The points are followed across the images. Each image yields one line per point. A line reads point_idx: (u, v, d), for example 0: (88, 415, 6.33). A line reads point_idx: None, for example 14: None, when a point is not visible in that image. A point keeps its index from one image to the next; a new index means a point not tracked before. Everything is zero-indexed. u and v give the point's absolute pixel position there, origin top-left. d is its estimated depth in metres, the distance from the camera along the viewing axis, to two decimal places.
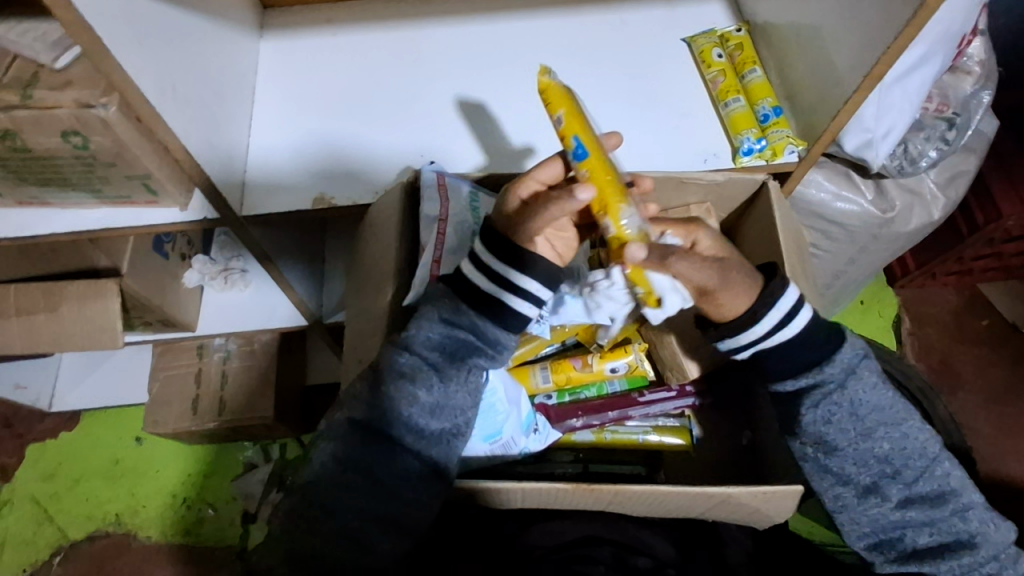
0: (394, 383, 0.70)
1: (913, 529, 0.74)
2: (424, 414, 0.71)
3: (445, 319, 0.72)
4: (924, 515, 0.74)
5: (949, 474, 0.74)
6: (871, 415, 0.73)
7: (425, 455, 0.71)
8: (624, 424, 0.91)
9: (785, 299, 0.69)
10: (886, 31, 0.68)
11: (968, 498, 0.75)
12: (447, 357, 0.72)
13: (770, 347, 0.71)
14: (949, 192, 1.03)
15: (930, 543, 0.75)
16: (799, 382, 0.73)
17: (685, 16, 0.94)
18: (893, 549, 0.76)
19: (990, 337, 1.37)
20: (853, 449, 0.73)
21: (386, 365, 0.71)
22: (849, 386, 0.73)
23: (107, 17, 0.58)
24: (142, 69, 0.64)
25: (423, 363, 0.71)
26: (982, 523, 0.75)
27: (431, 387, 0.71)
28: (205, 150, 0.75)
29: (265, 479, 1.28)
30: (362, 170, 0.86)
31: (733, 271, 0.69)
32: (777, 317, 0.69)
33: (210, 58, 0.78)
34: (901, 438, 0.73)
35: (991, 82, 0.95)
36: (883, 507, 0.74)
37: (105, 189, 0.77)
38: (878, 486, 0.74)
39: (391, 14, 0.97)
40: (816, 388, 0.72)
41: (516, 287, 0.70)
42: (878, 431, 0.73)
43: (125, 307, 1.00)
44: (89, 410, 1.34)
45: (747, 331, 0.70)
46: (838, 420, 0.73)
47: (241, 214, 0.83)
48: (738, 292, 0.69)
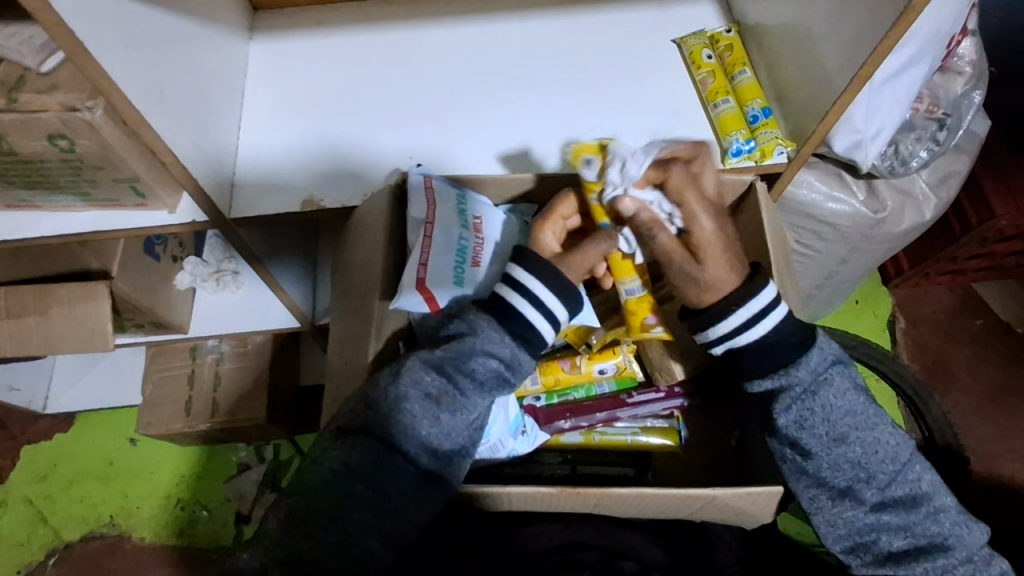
0: (418, 401, 0.71)
1: (888, 533, 0.74)
2: (442, 436, 0.71)
3: (489, 349, 0.73)
4: (898, 518, 0.74)
5: (919, 476, 0.75)
6: (841, 419, 0.73)
7: (434, 475, 0.71)
8: (613, 425, 0.92)
9: (758, 300, 0.71)
10: (874, 32, 0.68)
11: (938, 500, 0.75)
12: (475, 382, 0.73)
13: (741, 346, 0.73)
14: (940, 192, 1.03)
15: (906, 546, 0.74)
16: (769, 383, 0.73)
17: (675, 17, 0.94)
18: (869, 553, 0.75)
19: (983, 336, 1.37)
20: (831, 453, 0.73)
21: (412, 381, 0.71)
22: (819, 390, 0.73)
23: (92, 21, 0.58)
24: (128, 73, 0.63)
25: (451, 385, 0.72)
26: (954, 525, 0.75)
27: (453, 410, 0.71)
28: (194, 154, 0.75)
29: (258, 480, 1.28)
30: (353, 171, 0.86)
31: (711, 264, 0.72)
32: (745, 314, 0.71)
33: (198, 60, 0.77)
34: (873, 442, 0.74)
35: (982, 82, 0.95)
36: (858, 509, 0.74)
37: (92, 192, 0.77)
38: (855, 490, 0.74)
39: (382, 16, 0.97)
40: (785, 392, 0.73)
41: (518, 285, 0.74)
42: (851, 435, 0.73)
43: (117, 309, 1.00)
44: (83, 412, 1.34)
45: (717, 324, 0.72)
46: (811, 425, 0.73)
47: (230, 217, 0.83)
48: (712, 284, 0.72)
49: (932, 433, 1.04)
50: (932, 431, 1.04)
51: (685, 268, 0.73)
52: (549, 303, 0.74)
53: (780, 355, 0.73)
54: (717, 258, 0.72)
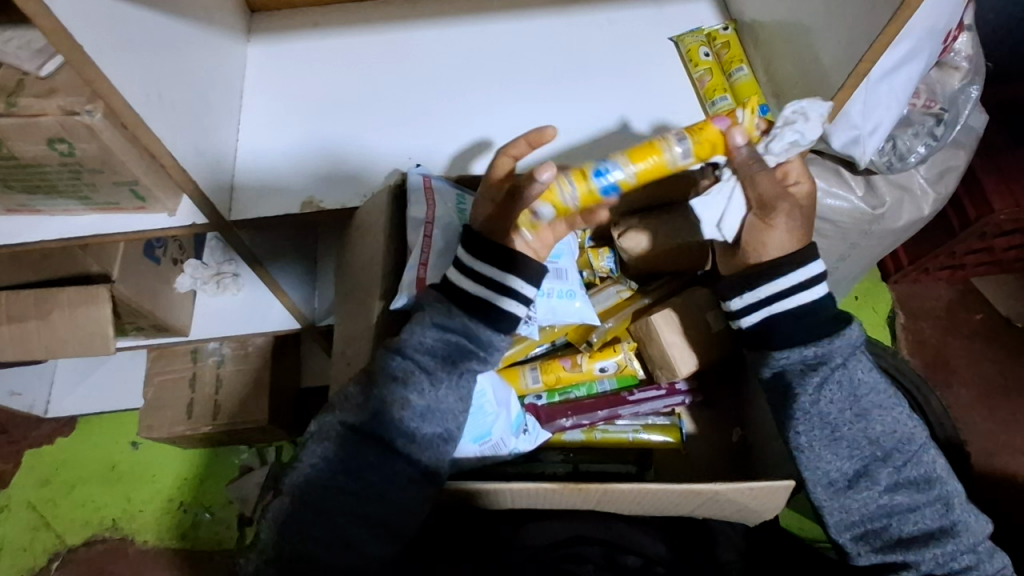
0: (388, 384, 0.70)
1: (899, 516, 0.74)
2: (413, 416, 0.70)
3: (448, 327, 0.72)
4: (909, 500, 0.74)
5: (934, 459, 0.75)
6: (866, 395, 0.75)
7: (410, 455, 0.70)
8: (614, 424, 0.92)
9: (816, 264, 0.74)
10: (870, 27, 0.68)
11: (951, 485, 0.75)
12: (441, 360, 0.72)
13: (783, 312, 0.74)
14: (939, 187, 1.03)
15: (914, 532, 0.74)
16: (804, 356, 0.74)
17: (672, 15, 0.95)
18: (879, 538, 0.75)
19: (983, 330, 1.37)
20: (851, 430, 0.74)
21: (380, 368, 0.71)
22: (850, 363, 0.75)
23: (90, 25, 0.58)
24: (127, 76, 0.63)
25: (418, 366, 0.71)
26: (964, 513, 0.75)
27: (421, 390, 0.71)
28: (193, 156, 0.75)
29: (260, 482, 1.28)
30: (352, 172, 0.86)
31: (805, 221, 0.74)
32: (803, 275, 0.73)
33: (195, 62, 0.77)
34: (893, 421, 0.75)
35: (979, 77, 0.95)
36: (872, 491, 0.74)
37: (93, 197, 0.77)
38: (869, 471, 0.74)
39: (379, 17, 0.97)
40: (821, 364, 0.74)
41: (507, 289, 0.72)
42: (873, 411, 0.75)
43: (118, 313, 1.00)
44: (85, 416, 1.34)
45: (771, 282, 0.74)
46: (838, 399, 0.74)
47: (229, 218, 0.83)
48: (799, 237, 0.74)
49: (933, 427, 1.04)
50: (932, 425, 1.04)
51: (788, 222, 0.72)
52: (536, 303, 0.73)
53: (803, 329, 0.74)
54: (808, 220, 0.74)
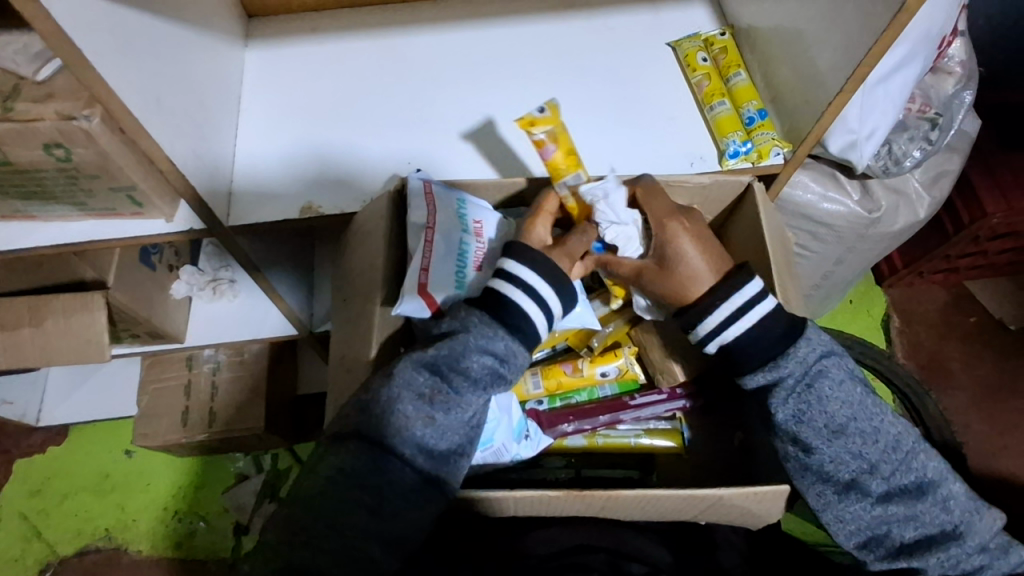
0: (411, 402, 0.69)
1: (899, 524, 0.74)
2: (437, 435, 0.70)
3: (482, 344, 0.71)
4: (906, 508, 0.73)
5: (924, 462, 0.75)
6: (840, 410, 0.73)
7: (432, 475, 0.69)
8: (616, 428, 0.91)
9: (741, 295, 0.74)
10: (867, 33, 0.69)
11: (946, 487, 0.74)
12: (469, 380, 0.71)
13: (731, 342, 0.74)
14: (933, 191, 1.04)
15: (917, 537, 0.74)
16: (764, 377, 0.74)
17: (669, 20, 0.95)
18: (882, 546, 0.75)
19: (977, 333, 1.38)
20: (831, 447, 0.73)
21: (402, 382, 0.70)
22: (814, 382, 0.73)
23: (89, 30, 0.58)
24: (125, 81, 0.63)
25: (443, 384, 0.70)
26: (963, 512, 0.74)
27: (447, 407, 0.70)
28: (191, 162, 0.74)
29: (257, 490, 1.27)
30: (352, 177, 0.86)
31: (687, 260, 0.76)
32: (730, 309, 0.73)
33: (192, 67, 0.77)
34: (873, 431, 0.73)
35: (972, 82, 0.96)
36: (865, 503, 0.74)
37: (89, 202, 0.76)
38: (860, 483, 0.73)
39: (377, 22, 0.97)
40: (779, 386, 0.73)
41: (511, 276, 0.73)
42: (850, 426, 0.73)
43: (113, 320, 0.99)
44: (77, 424, 1.33)
45: (703, 322, 0.75)
46: (811, 417, 0.73)
47: (228, 224, 0.82)
48: (695, 278, 0.76)
49: (929, 429, 1.04)
50: (930, 427, 1.05)
51: (660, 277, 0.77)
52: (544, 293, 0.73)
53: (775, 342, 0.73)
54: (693, 257, 0.76)
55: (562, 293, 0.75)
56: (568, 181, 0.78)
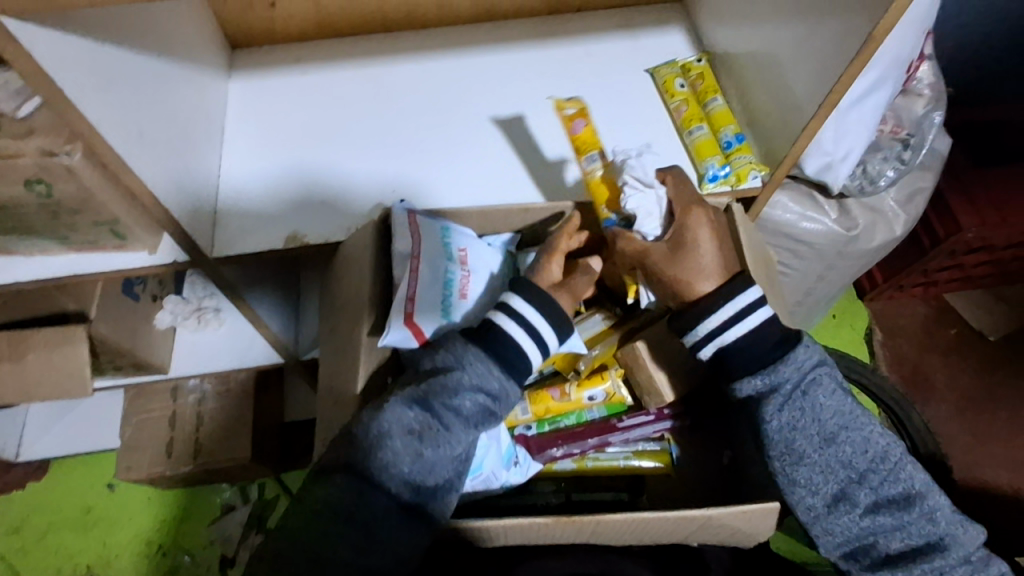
0: (400, 438, 0.68)
1: (885, 535, 0.74)
2: (426, 470, 0.69)
3: (476, 383, 0.71)
4: (893, 519, 0.73)
5: (912, 474, 0.74)
6: (830, 419, 0.74)
7: (420, 509, 0.69)
8: (605, 451, 0.91)
9: (744, 296, 0.74)
10: (837, 59, 0.71)
11: (934, 500, 0.74)
12: (459, 416, 0.70)
13: (729, 344, 0.75)
14: (909, 208, 1.06)
15: (902, 548, 0.74)
16: (757, 384, 0.75)
17: (648, 47, 0.98)
18: (867, 556, 0.75)
19: (958, 345, 1.41)
20: (821, 456, 0.74)
21: (392, 417, 0.68)
22: (808, 389, 0.75)
23: (69, 67, 0.58)
24: (106, 117, 0.63)
25: (433, 420, 0.69)
26: (949, 525, 0.74)
27: (436, 443, 0.69)
28: (174, 194, 0.74)
29: (244, 521, 1.25)
30: (338, 206, 0.87)
31: (704, 251, 0.75)
32: (733, 310, 0.74)
33: (175, 99, 0.77)
34: (863, 442, 0.74)
35: (941, 103, 0.98)
36: (853, 515, 0.73)
37: (71, 236, 0.75)
38: (848, 494, 0.74)
39: (360, 51, 0.98)
40: (775, 392, 0.75)
41: (503, 305, 0.75)
42: (841, 435, 0.74)
43: (95, 352, 0.98)
44: (58, 459, 1.30)
45: (705, 321, 0.74)
46: (803, 425, 0.74)
47: (212, 255, 0.82)
48: (706, 271, 0.75)
49: (914, 442, 1.06)
50: (914, 440, 1.06)
51: (672, 264, 0.75)
52: (542, 331, 0.74)
53: (765, 354, 0.75)
54: (709, 251, 0.76)
55: (559, 328, 0.76)
56: (586, 159, 0.83)
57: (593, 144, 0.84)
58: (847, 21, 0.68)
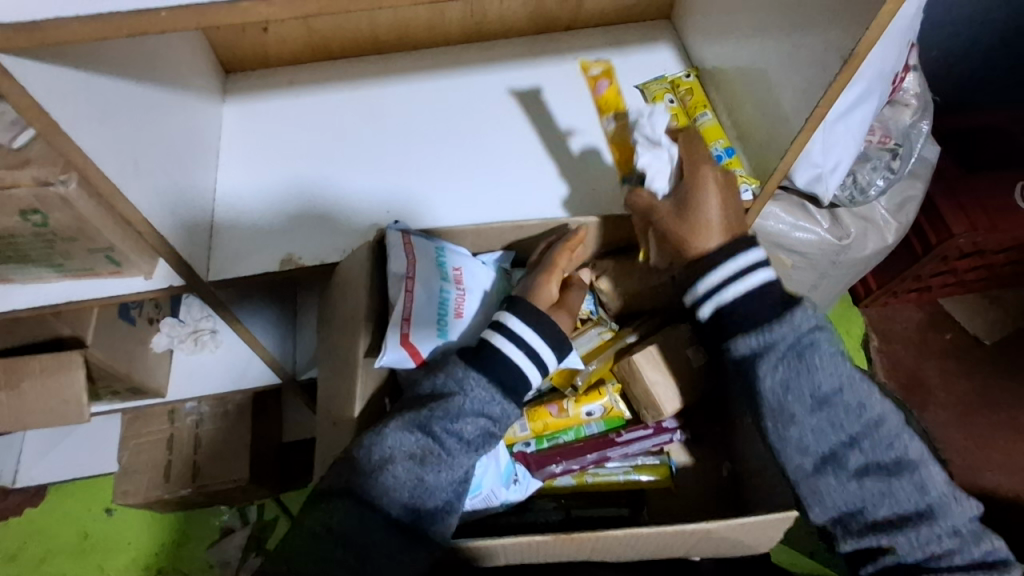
0: (402, 463, 0.69)
1: (874, 500, 0.70)
2: (426, 495, 0.69)
3: (477, 407, 0.72)
4: (881, 484, 0.69)
5: (905, 440, 0.71)
6: (826, 382, 0.70)
7: (421, 532, 0.69)
8: (605, 466, 0.90)
9: (744, 256, 0.73)
10: (822, 74, 0.72)
11: (927, 467, 0.70)
12: (460, 440, 0.71)
13: (727, 302, 0.73)
14: (900, 217, 1.07)
15: (891, 515, 0.70)
16: (751, 344, 0.71)
17: (637, 63, 0.99)
18: (855, 522, 0.71)
19: (954, 350, 1.41)
20: (812, 418, 0.70)
21: (394, 443, 0.70)
22: (804, 350, 0.70)
23: (63, 99, 0.58)
24: (101, 146, 0.63)
25: (434, 445, 0.70)
26: (943, 495, 0.70)
27: (438, 468, 0.70)
28: (169, 220, 0.74)
29: (243, 543, 1.24)
30: (334, 229, 0.87)
31: (709, 207, 0.75)
32: (732, 269, 0.73)
33: (169, 125, 0.78)
34: (857, 404, 0.70)
35: (928, 112, 1.00)
36: (841, 477, 0.70)
37: (66, 264, 0.76)
38: (837, 455, 0.70)
39: (353, 73, 1.00)
40: (769, 352, 0.71)
41: (499, 325, 0.75)
42: (834, 398, 0.70)
43: (92, 377, 0.97)
44: (54, 484, 1.29)
45: (704, 277, 0.73)
46: (796, 387, 0.70)
47: (208, 279, 0.82)
48: (709, 227, 0.75)
49: None
50: None
51: (678, 219, 0.76)
52: (542, 353, 0.75)
53: (760, 312, 0.72)
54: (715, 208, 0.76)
55: (558, 348, 0.77)
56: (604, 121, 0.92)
57: (612, 104, 0.93)
58: (830, 37, 0.70)
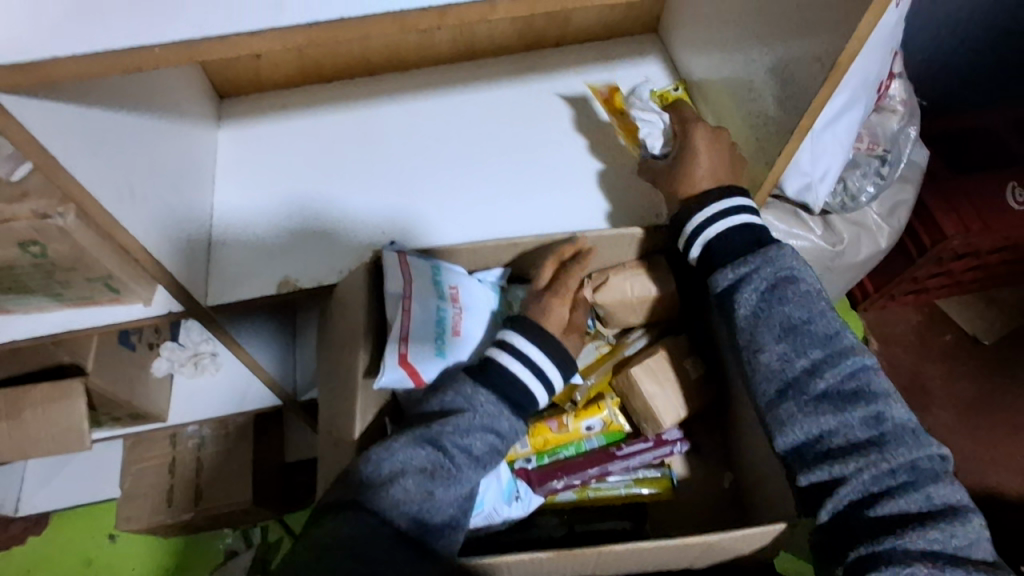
0: (413, 478, 0.68)
1: (829, 428, 0.68)
2: (433, 510, 0.69)
3: (486, 423, 0.73)
4: (838, 412, 0.68)
5: (872, 375, 0.69)
6: (798, 313, 0.71)
7: (425, 545, 0.67)
8: (606, 480, 0.89)
9: (731, 200, 0.77)
10: (807, 85, 0.73)
11: (894, 405, 0.67)
12: (469, 456, 0.72)
13: (713, 238, 0.77)
14: (892, 222, 1.08)
15: (845, 446, 0.67)
16: (732, 276, 0.74)
17: (626, 77, 1.01)
18: (811, 451, 0.69)
19: (953, 350, 1.41)
20: (779, 345, 0.71)
21: (404, 458, 0.69)
22: (779, 281, 0.72)
23: (60, 134, 0.59)
24: (97, 178, 0.64)
25: (445, 460, 0.70)
26: (904, 434, 0.66)
27: (447, 483, 0.70)
28: (166, 247, 0.75)
29: (248, 566, 1.24)
30: (330, 250, 0.89)
31: (703, 156, 0.81)
32: (718, 209, 0.77)
33: (164, 154, 0.79)
34: (828, 336, 0.70)
35: (914, 117, 1.01)
36: (800, 402, 0.69)
37: (66, 294, 0.76)
38: (800, 381, 0.70)
39: (346, 95, 1.01)
40: (747, 281, 0.73)
41: (505, 343, 0.77)
42: (803, 327, 0.71)
43: (93, 404, 0.98)
44: (58, 511, 1.29)
45: (693, 216, 0.79)
46: (768, 315, 0.72)
47: (207, 304, 0.84)
48: (703, 173, 0.81)
49: None
50: None
51: (673, 171, 0.83)
52: (549, 372, 0.77)
53: (736, 247, 0.75)
54: (708, 155, 0.81)
55: (564, 368, 0.79)
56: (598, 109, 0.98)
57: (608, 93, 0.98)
58: (813, 49, 0.71)
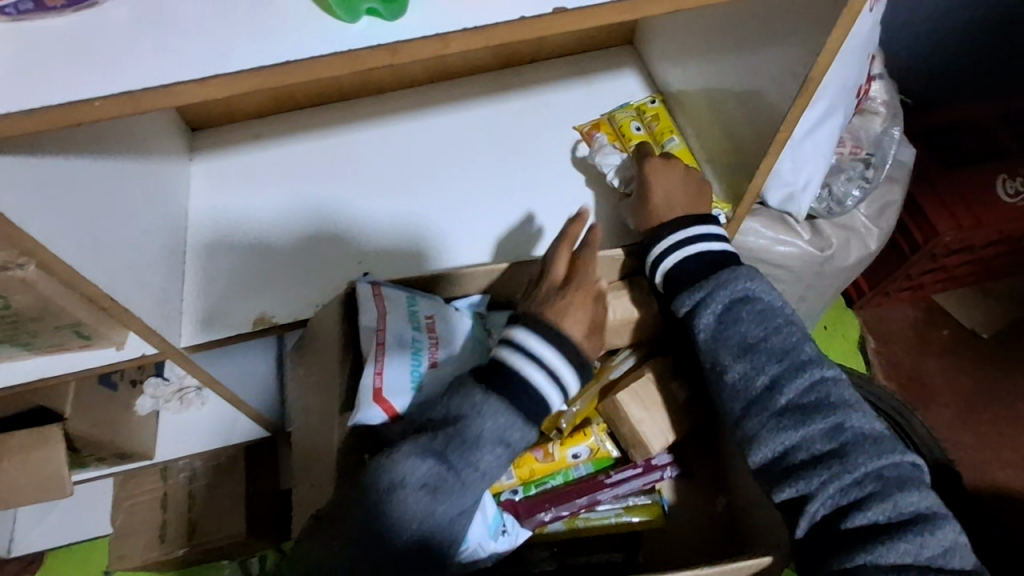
0: (415, 492, 0.64)
1: (794, 443, 0.66)
2: (435, 526, 0.65)
3: (498, 434, 0.66)
4: (800, 426, 0.66)
5: (831, 388, 0.67)
6: (754, 331, 0.70)
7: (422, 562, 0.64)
8: (595, 509, 0.89)
9: (693, 227, 0.77)
10: (783, 96, 0.71)
11: (857, 417, 0.66)
12: (477, 469, 0.66)
13: (671, 268, 0.77)
14: (881, 223, 1.06)
15: (811, 460, 0.65)
16: (691, 299, 0.74)
17: (603, 92, 1.00)
18: (779, 469, 0.66)
19: (952, 346, 1.39)
20: (739, 363, 0.70)
21: (404, 472, 0.64)
22: (732, 301, 0.72)
23: (13, 185, 0.57)
24: (56, 229, 0.62)
25: (448, 474, 0.65)
26: (869, 445, 0.64)
27: (449, 498, 0.65)
28: (134, 291, 0.73)
29: None
30: (307, 284, 0.90)
31: (663, 184, 0.82)
32: (681, 237, 0.76)
33: (130, 194, 0.77)
34: (785, 352, 0.69)
35: (897, 119, 1.00)
36: (763, 419, 0.67)
37: (34, 342, 0.74)
38: (762, 398, 0.68)
39: (321, 123, 1.00)
40: (703, 303, 0.73)
41: (518, 344, 0.69)
42: (759, 344, 0.70)
43: (75, 446, 0.96)
44: (50, 552, 1.27)
45: (653, 244, 0.79)
46: (726, 334, 0.71)
47: (181, 346, 0.81)
48: (662, 201, 0.81)
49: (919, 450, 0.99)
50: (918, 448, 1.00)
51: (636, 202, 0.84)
52: (565, 377, 0.70)
53: (692, 274, 0.75)
54: (670, 181, 0.82)
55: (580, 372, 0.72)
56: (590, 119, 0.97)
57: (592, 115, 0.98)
58: (787, 60, 0.69)
